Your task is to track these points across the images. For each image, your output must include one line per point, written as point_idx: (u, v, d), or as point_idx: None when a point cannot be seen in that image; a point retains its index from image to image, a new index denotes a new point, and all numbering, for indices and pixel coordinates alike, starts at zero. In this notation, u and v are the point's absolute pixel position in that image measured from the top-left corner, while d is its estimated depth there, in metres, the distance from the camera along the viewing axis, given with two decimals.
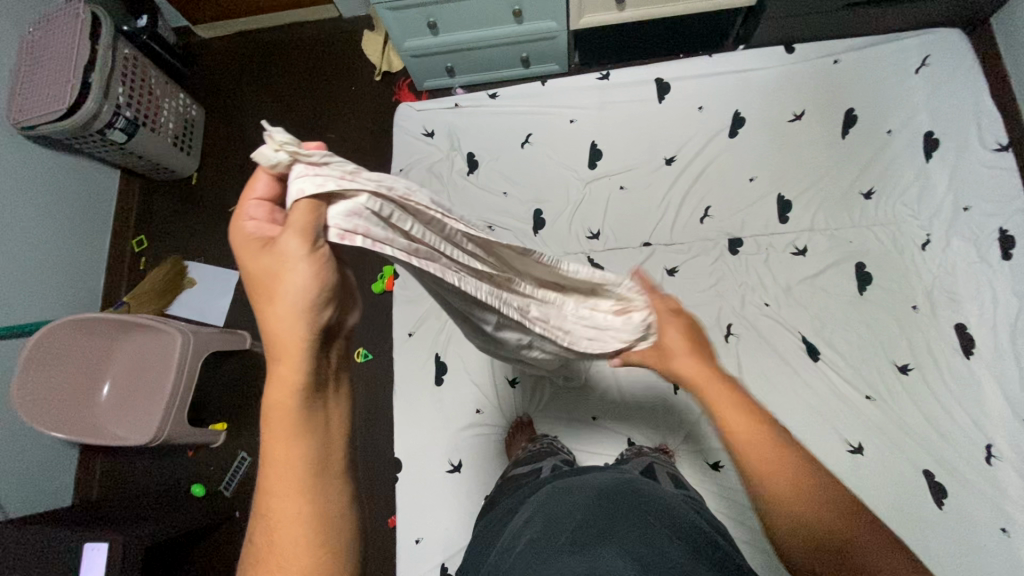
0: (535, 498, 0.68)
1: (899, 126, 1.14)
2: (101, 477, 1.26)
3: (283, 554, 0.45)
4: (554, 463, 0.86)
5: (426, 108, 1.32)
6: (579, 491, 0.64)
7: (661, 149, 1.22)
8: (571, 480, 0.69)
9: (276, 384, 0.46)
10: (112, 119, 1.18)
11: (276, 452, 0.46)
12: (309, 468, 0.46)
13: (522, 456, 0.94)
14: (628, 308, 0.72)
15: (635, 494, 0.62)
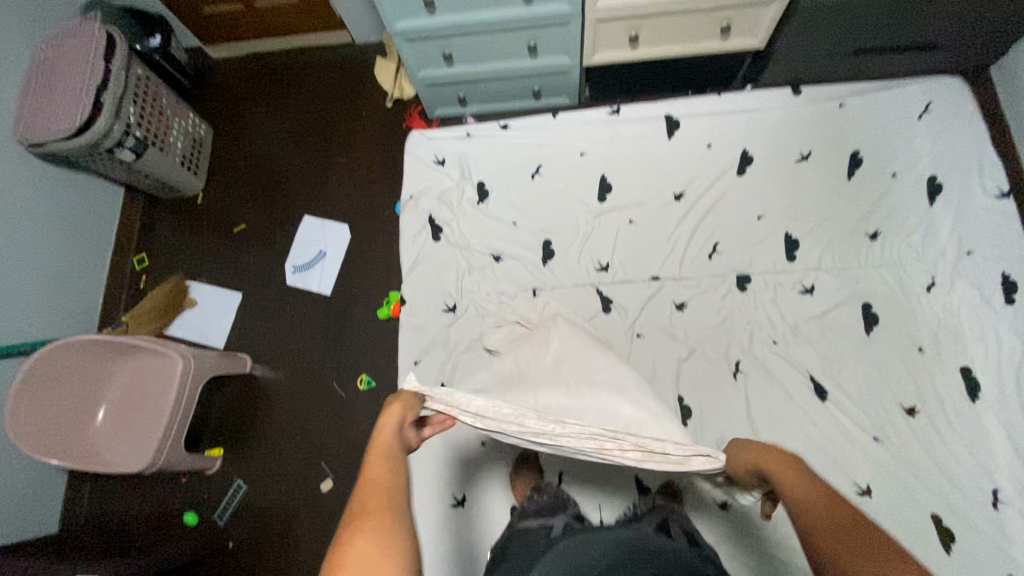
0: (547, 554, 0.65)
1: (904, 169, 1.17)
2: (89, 502, 1.22)
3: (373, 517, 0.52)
4: (566, 521, 0.83)
5: (437, 136, 1.33)
6: (590, 548, 0.62)
7: (671, 184, 1.23)
8: (581, 536, 0.67)
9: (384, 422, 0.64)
10: (121, 138, 1.17)
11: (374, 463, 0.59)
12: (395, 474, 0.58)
13: (529, 507, 0.91)
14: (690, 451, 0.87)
15: (650, 553, 0.60)
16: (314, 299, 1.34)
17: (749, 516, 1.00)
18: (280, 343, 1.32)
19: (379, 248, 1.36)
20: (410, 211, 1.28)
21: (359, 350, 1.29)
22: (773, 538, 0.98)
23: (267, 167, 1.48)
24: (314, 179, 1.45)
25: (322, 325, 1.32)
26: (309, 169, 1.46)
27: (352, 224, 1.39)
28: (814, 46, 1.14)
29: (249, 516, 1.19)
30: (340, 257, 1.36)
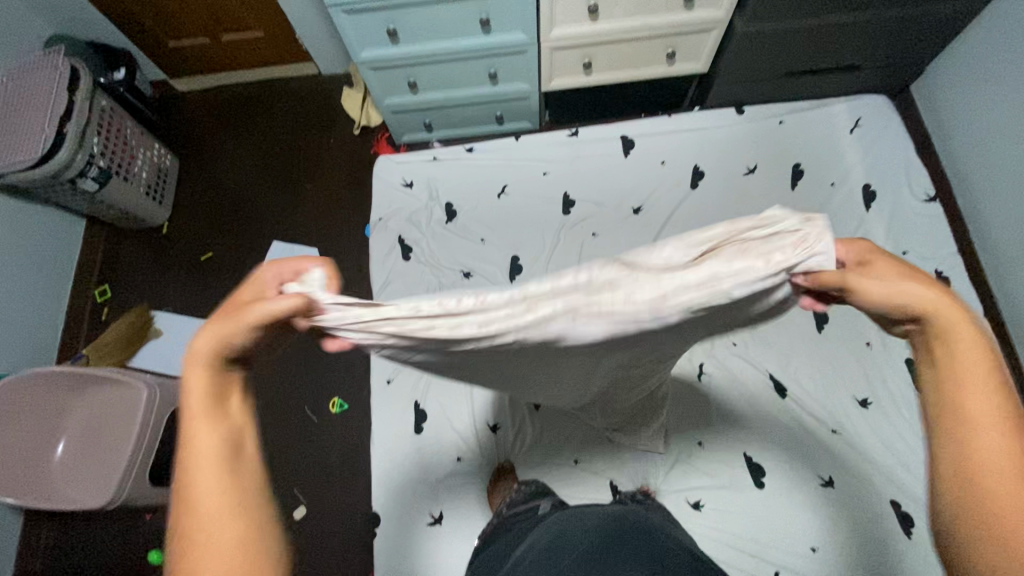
0: (541, 529, 0.67)
1: (841, 179, 1.26)
2: (44, 547, 1.15)
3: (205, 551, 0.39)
4: (552, 502, 0.83)
5: (405, 160, 1.38)
6: (582, 518, 0.65)
7: (630, 199, 1.29)
8: (569, 511, 0.69)
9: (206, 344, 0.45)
10: (84, 168, 1.17)
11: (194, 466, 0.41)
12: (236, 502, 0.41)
13: (516, 496, 0.90)
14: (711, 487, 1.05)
15: (641, 525, 0.62)
16: None
17: (721, 513, 1.04)
18: None
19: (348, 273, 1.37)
20: (381, 233, 1.31)
21: (330, 373, 1.29)
22: (743, 534, 1.02)
23: (234, 195, 1.49)
24: (282, 206, 1.46)
25: (294, 350, 1.32)
26: (278, 196, 1.47)
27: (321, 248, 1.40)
28: (751, 70, 1.24)
29: None
30: None
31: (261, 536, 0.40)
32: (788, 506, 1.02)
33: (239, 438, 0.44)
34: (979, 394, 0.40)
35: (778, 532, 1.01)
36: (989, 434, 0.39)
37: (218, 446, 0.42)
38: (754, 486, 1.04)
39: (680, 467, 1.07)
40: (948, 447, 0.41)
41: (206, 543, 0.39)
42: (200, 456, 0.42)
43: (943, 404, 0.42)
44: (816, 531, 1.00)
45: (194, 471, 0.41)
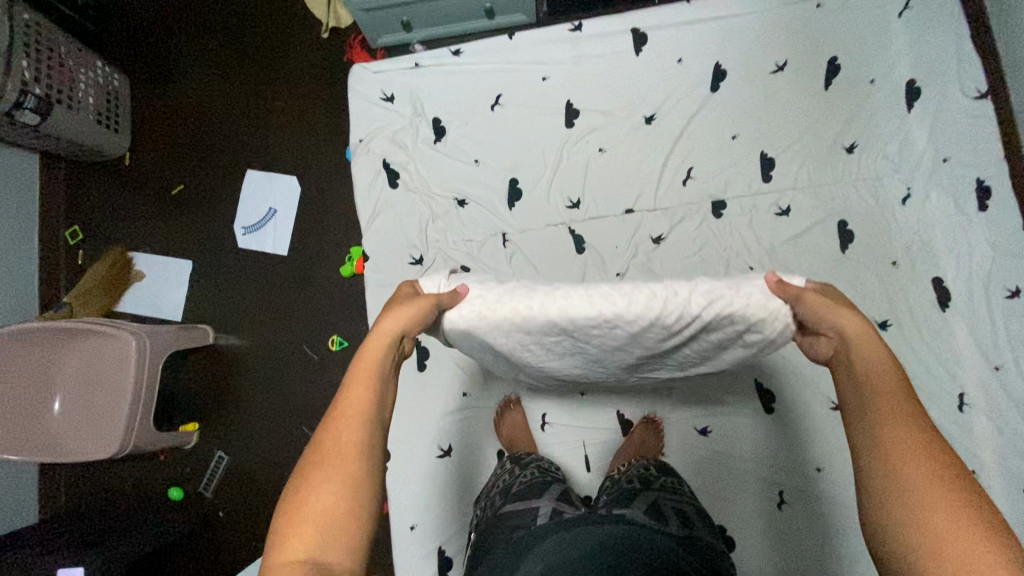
0: (528, 555, 0.59)
1: (882, 75, 1.11)
2: (67, 488, 1.19)
3: (332, 463, 0.57)
4: (553, 506, 0.73)
5: (383, 69, 1.21)
6: (570, 549, 0.56)
7: (641, 107, 1.14)
8: (558, 534, 0.60)
9: (384, 323, 0.66)
10: (19, 98, 1.02)
11: (345, 408, 0.61)
12: (360, 445, 0.58)
13: (514, 488, 0.81)
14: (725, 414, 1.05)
15: (642, 550, 0.55)
16: (271, 261, 1.27)
17: (728, 437, 1.04)
18: (242, 309, 1.26)
19: (333, 202, 1.27)
20: (363, 156, 1.19)
21: (325, 310, 1.24)
22: (748, 456, 1.03)
23: (198, 118, 1.34)
24: (252, 129, 1.31)
25: (285, 287, 1.25)
26: (246, 116, 1.32)
27: (301, 175, 1.28)
28: None
29: (237, 483, 1.18)
30: (292, 212, 1.27)
31: (364, 485, 0.57)
32: (796, 429, 1.02)
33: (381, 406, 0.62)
34: (906, 427, 0.56)
35: (784, 454, 1.02)
36: (913, 455, 0.54)
37: (365, 411, 0.60)
38: (762, 411, 1.04)
39: (686, 396, 1.06)
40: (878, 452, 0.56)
41: (339, 457, 0.57)
42: (352, 410, 0.60)
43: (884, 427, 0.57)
44: (822, 452, 1.01)
45: (343, 414, 0.60)
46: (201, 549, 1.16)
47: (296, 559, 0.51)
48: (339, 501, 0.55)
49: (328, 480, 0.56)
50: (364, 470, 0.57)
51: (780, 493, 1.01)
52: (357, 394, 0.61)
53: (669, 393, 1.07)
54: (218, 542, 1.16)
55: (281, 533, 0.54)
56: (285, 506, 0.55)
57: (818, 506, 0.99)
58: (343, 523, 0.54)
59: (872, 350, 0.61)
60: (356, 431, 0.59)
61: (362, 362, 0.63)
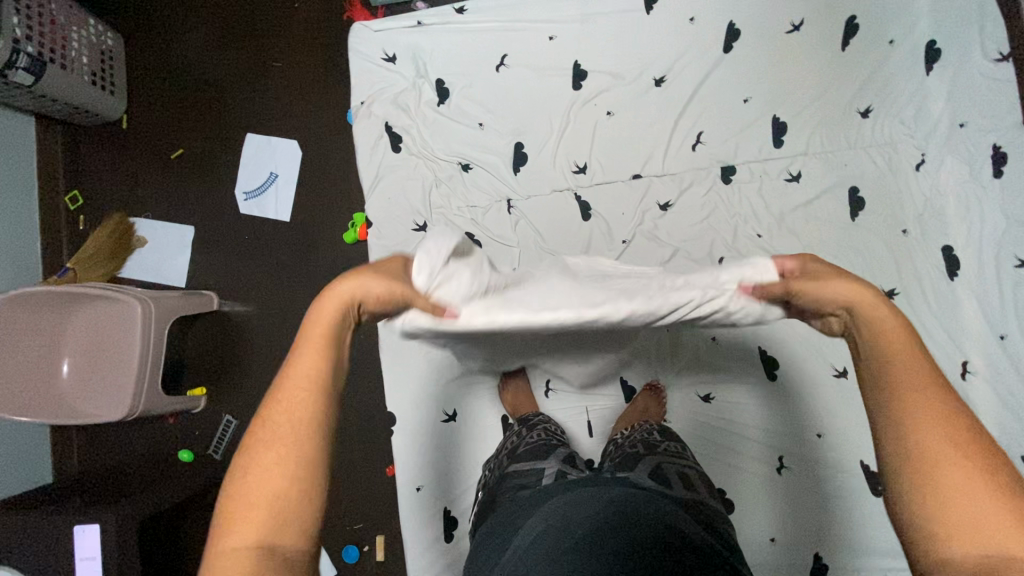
0: (535, 516, 0.60)
1: (902, 36, 1.07)
2: (80, 450, 1.22)
3: (269, 453, 0.48)
4: (558, 467, 0.74)
5: (384, 28, 1.17)
6: (580, 507, 0.56)
7: (651, 68, 1.11)
8: (566, 494, 0.61)
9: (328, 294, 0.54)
10: (12, 57, 0.99)
11: (282, 389, 0.51)
12: (301, 425, 0.49)
13: (520, 449, 0.82)
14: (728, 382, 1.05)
15: (646, 511, 0.56)
16: (274, 228, 1.25)
17: (731, 403, 1.05)
18: (246, 275, 1.26)
19: (336, 167, 1.24)
20: (365, 120, 1.16)
21: (329, 276, 1.23)
22: (750, 423, 1.04)
23: (195, 79, 1.30)
24: (251, 91, 1.28)
25: (288, 253, 1.25)
26: (244, 77, 1.28)
27: (302, 139, 1.25)
28: None
29: None
30: (294, 177, 1.25)
31: (307, 468, 0.48)
32: (799, 396, 1.03)
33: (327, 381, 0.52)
34: (927, 401, 0.47)
35: (786, 420, 1.03)
36: (937, 451, 0.45)
37: (306, 388, 0.50)
38: (765, 378, 1.04)
39: (691, 363, 1.07)
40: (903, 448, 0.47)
41: (277, 444, 0.48)
42: (290, 389, 0.50)
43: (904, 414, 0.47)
44: (824, 419, 1.01)
45: (280, 395, 0.50)
46: (212, 508, 1.19)
47: (244, 543, 0.45)
48: (287, 479, 0.47)
49: (265, 472, 0.47)
50: (308, 451, 0.49)
51: (779, 457, 1.03)
52: (294, 373, 0.51)
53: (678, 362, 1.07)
54: None
55: (226, 516, 0.47)
56: (229, 487, 0.48)
57: (816, 471, 1.01)
58: (293, 503, 0.47)
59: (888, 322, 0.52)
60: (293, 410, 0.49)
61: (312, 328, 0.53)
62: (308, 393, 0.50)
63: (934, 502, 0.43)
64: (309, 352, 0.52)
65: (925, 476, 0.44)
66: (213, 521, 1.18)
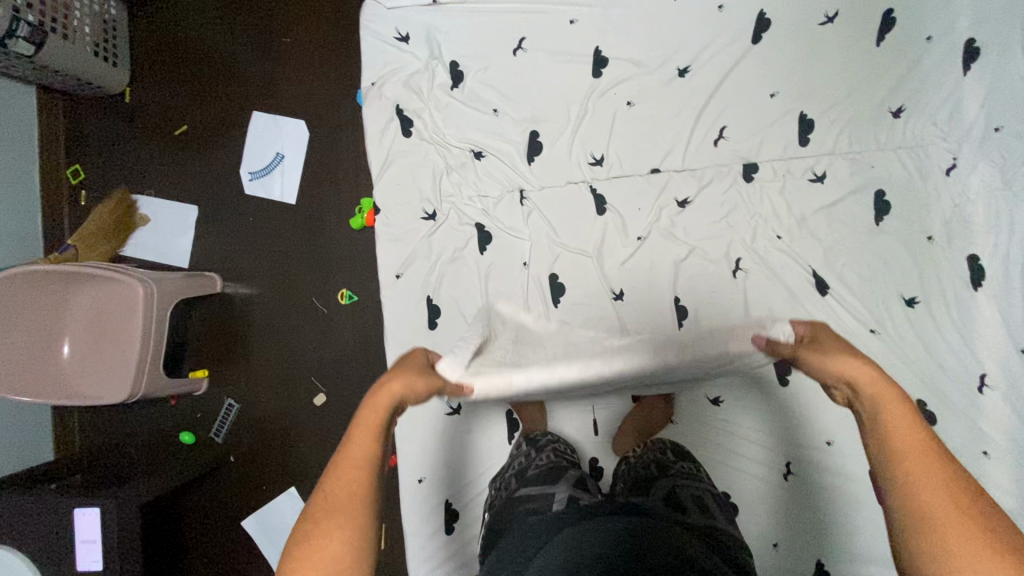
0: (546, 544, 0.58)
1: (941, 32, 1.02)
2: (82, 429, 1.21)
3: (330, 528, 0.50)
4: (569, 492, 0.72)
5: (399, 5, 1.12)
6: (597, 536, 0.55)
7: (675, 57, 1.06)
8: (580, 522, 0.60)
9: (394, 382, 0.59)
10: (11, 26, 0.95)
11: (343, 462, 0.54)
12: (361, 498, 0.52)
13: (530, 471, 0.81)
14: (738, 384, 1.03)
15: (663, 541, 0.54)
16: (279, 210, 1.22)
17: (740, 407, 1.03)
18: (250, 257, 1.23)
19: (343, 149, 1.21)
20: (375, 101, 1.12)
21: (335, 262, 1.21)
22: (759, 427, 1.02)
23: (201, 52, 1.26)
24: (259, 66, 1.24)
25: (293, 237, 1.22)
26: (253, 52, 1.24)
27: (310, 119, 1.21)
28: None
29: (247, 431, 1.20)
30: (300, 159, 1.21)
31: (364, 545, 0.50)
32: (811, 405, 1.01)
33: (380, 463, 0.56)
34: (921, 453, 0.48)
35: (796, 427, 1.01)
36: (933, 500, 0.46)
37: (367, 462, 0.54)
38: (776, 384, 1.02)
39: None
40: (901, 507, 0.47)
41: (338, 516, 0.50)
42: (353, 463, 0.54)
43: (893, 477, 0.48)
44: (836, 426, 0.99)
45: (342, 468, 0.53)
46: (213, 493, 1.18)
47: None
48: (343, 561, 0.48)
49: (325, 543, 0.49)
50: (364, 524, 0.51)
51: (786, 464, 1.01)
52: (359, 447, 0.55)
53: None
54: (229, 487, 1.19)
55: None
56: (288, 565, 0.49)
57: (824, 480, 0.99)
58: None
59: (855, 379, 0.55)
60: (355, 486, 0.52)
61: (369, 416, 0.56)
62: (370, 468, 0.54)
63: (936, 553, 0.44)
64: (363, 435, 0.56)
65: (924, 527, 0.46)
66: (213, 505, 1.18)
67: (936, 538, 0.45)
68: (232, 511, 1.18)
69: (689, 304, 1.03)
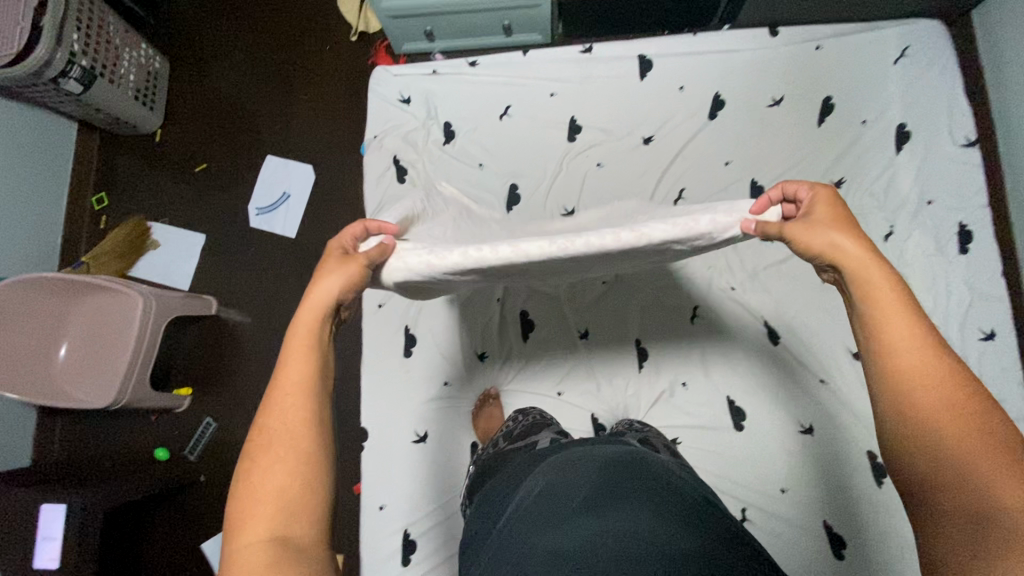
0: (534, 472, 0.67)
1: (874, 117, 1.15)
2: (62, 439, 1.25)
3: (270, 458, 0.52)
4: (551, 438, 0.82)
5: (404, 73, 1.29)
6: (580, 460, 0.64)
7: (641, 128, 1.20)
8: (564, 453, 0.69)
9: (316, 290, 0.62)
10: (66, 68, 1.11)
11: (278, 386, 0.56)
12: (300, 424, 0.54)
13: (516, 431, 0.91)
14: (695, 427, 1.07)
15: (636, 465, 0.63)
16: (280, 242, 1.33)
17: (697, 451, 1.06)
18: (247, 285, 1.33)
19: (343, 192, 1.34)
20: (375, 151, 1.26)
21: None
22: (716, 471, 1.05)
23: (228, 103, 1.42)
24: (277, 117, 1.40)
25: (290, 267, 1.32)
26: (273, 104, 1.40)
27: (316, 165, 1.35)
28: None
29: (221, 450, 1.23)
30: (304, 198, 1.34)
31: (309, 466, 0.53)
32: (764, 450, 1.04)
33: (317, 376, 0.58)
34: (921, 353, 0.49)
35: (750, 473, 1.04)
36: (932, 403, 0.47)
37: (303, 387, 0.56)
38: (731, 429, 1.06)
39: (660, 406, 1.09)
40: (896, 412, 0.49)
41: (279, 444, 0.53)
42: (288, 386, 0.56)
43: (895, 374, 0.50)
44: (788, 474, 1.03)
45: (277, 396, 0.55)
46: (180, 511, 1.20)
47: (258, 540, 0.49)
48: (293, 481, 0.52)
49: (267, 472, 0.52)
50: (307, 448, 0.54)
51: (742, 510, 1.03)
52: (290, 364, 0.57)
53: (651, 398, 1.10)
54: (196, 506, 1.20)
55: (236, 524, 0.51)
56: (236, 497, 0.52)
57: (778, 527, 1.01)
58: (302, 502, 0.51)
59: (879, 287, 0.54)
60: (293, 408, 0.55)
61: (297, 333, 0.59)
62: (305, 392, 0.56)
63: (930, 452, 0.46)
64: (298, 358, 0.57)
65: (915, 425, 0.47)
66: (178, 523, 1.19)
67: (935, 434, 0.46)
68: (195, 531, 1.18)
69: (649, 345, 1.12)
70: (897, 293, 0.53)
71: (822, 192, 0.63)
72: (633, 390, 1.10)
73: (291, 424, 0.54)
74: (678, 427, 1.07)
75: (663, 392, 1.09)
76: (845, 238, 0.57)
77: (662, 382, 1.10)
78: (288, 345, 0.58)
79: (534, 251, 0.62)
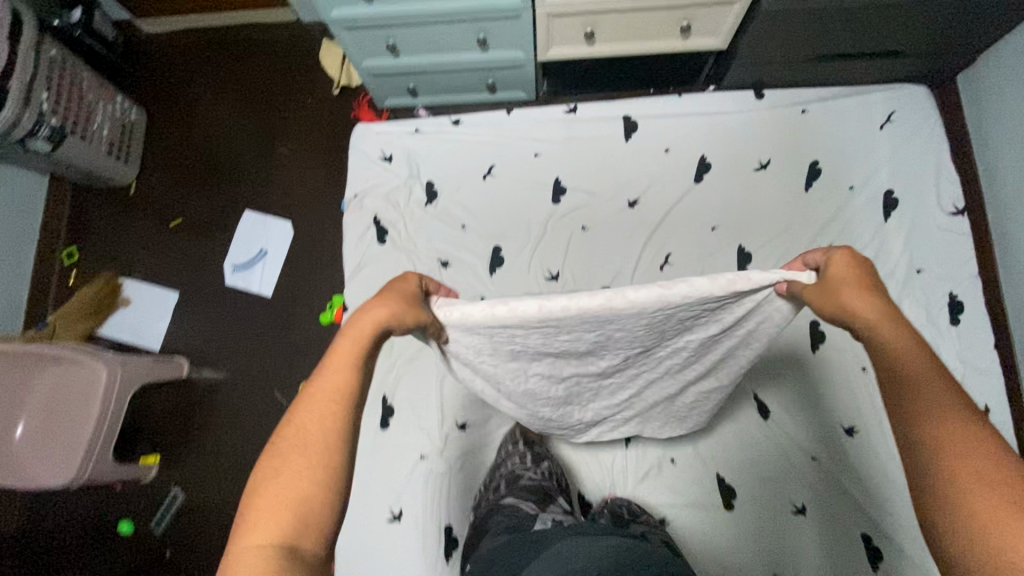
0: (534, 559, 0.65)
1: (861, 183, 1.14)
2: (20, 509, 1.19)
3: (294, 461, 0.51)
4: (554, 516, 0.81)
5: (386, 131, 1.27)
6: (581, 551, 0.62)
7: (626, 190, 1.18)
8: (566, 539, 0.66)
9: (376, 302, 0.59)
10: (33, 128, 1.07)
11: (318, 395, 0.54)
12: (330, 436, 0.52)
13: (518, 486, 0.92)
14: (683, 506, 1.03)
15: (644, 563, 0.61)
16: (256, 301, 1.29)
17: (686, 532, 1.01)
18: (220, 345, 1.28)
19: (322, 249, 1.30)
20: (355, 211, 1.23)
21: (300, 355, 1.24)
22: (706, 554, 1.00)
23: (205, 155, 1.39)
24: (255, 171, 1.36)
25: (265, 327, 1.27)
26: (252, 158, 1.37)
27: (295, 221, 1.32)
28: (777, 49, 1.09)
29: (186, 523, 1.17)
30: (282, 256, 1.30)
31: (327, 479, 0.51)
32: (754, 532, 1.00)
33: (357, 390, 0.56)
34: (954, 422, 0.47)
35: (742, 557, 0.99)
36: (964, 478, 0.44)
37: (341, 398, 0.54)
38: (722, 509, 1.02)
39: (647, 484, 1.05)
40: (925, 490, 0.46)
41: (306, 450, 0.52)
42: (325, 395, 0.54)
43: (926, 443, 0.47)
44: (781, 557, 0.99)
45: (316, 401, 0.54)
46: None
47: (262, 543, 0.47)
48: (310, 490, 0.50)
49: (288, 475, 0.50)
50: (332, 459, 0.52)
51: None
52: (332, 374, 0.55)
53: (637, 473, 1.06)
54: None
55: (246, 520, 0.49)
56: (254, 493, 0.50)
57: None
58: (311, 513, 0.49)
59: (902, 351, 0.51)
60: (326, 418, 0.53)
61: (347, 342, 0.57)
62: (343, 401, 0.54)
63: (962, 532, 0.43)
64: (342, 368, 0.55)
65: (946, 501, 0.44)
66: None
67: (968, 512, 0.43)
68: None
69: None
70: (929, 362, 0.50)
71: (842, 249, 0.59)
72: (621, 466, 1.07)
73: (320, 431, 0.53)
74: (666, 507, 1.03)
75: (651, 470, 1.06)
76: (862, 301, 0.54)
77: (649, 458, 1.06)
78: (337, 356, 0.56)
79: (557, 310, 0.57)
